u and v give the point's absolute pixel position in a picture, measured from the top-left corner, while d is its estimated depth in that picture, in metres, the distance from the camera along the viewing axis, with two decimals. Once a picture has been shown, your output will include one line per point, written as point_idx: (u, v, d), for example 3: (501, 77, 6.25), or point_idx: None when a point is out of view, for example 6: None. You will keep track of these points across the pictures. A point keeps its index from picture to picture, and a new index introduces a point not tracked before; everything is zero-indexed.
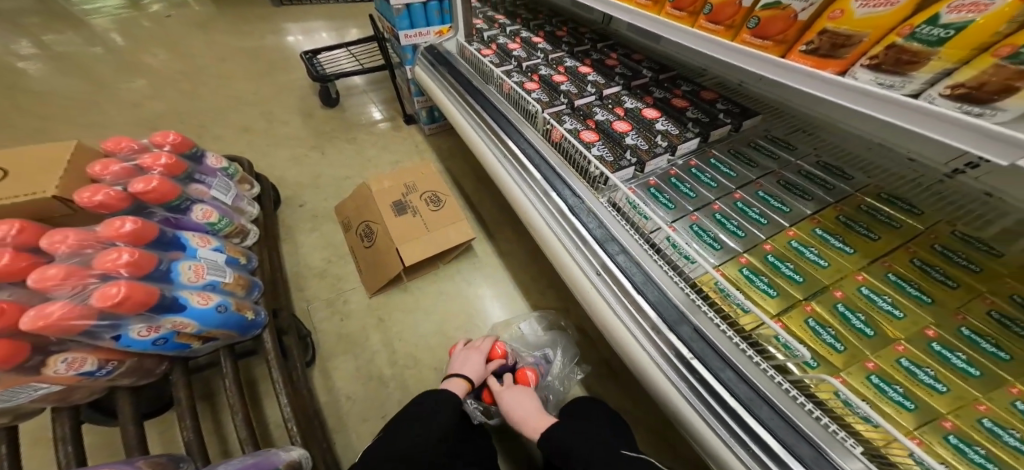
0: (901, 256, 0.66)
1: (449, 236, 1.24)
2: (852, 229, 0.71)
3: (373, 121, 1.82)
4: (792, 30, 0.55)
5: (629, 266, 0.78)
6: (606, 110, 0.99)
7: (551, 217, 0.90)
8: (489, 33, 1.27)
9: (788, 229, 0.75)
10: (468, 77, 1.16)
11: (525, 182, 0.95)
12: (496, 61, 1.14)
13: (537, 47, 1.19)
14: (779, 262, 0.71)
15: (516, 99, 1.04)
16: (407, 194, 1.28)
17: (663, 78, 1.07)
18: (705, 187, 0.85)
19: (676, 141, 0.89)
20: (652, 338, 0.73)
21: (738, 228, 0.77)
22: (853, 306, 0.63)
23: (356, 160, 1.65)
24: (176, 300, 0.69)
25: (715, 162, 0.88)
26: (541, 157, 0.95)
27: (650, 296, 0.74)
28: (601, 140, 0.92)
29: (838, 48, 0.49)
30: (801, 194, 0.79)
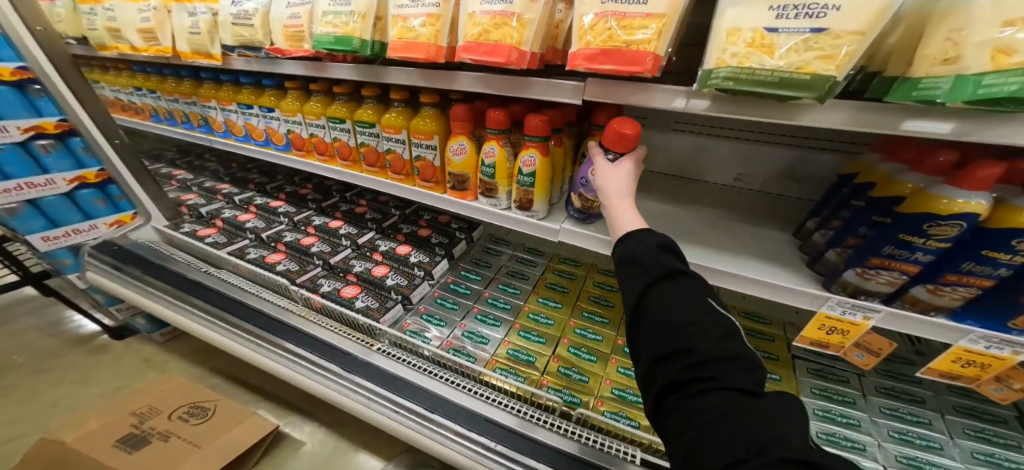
0: (586, 297, 0.99)
1: (232, 441, 1.03)
2: (555, 289, 1.01)
3: (73, 357, 1.36)
4: (467, 178, 0.80)
5: (416, 394, 0.83)
6: (363, 259, 1.05)
7: (332, 383, 0.87)
8: (209, 209, 1.24)
9: (524, 305, 0.98)
10: (184, 272, 1.05)
11: (299, 362, 0.90)
12: (222, 241, 1.10)
13: (278, 212, 1.20)
14: (527, 333, 0.91)
15: (260, 277, 1.03)
16: (140, 422, 1.04)
17: (409, 212, 1.23)
18: (462, 296, 1.00)
19: (430, 267, 1.03)
20: (463, 443, 0.76)
21: (495, 320, 0.94)
22: (578, 345, 0.88)
23: (49, 423, 1.15)
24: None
25: (465, 273, 1.06)
26: (311, 331, 0.93)
27: (444, 411, 0.80)
28: (363, 290, 0.97)
29: (491, 191, 0.78)
30: (520, 276, 1.06)
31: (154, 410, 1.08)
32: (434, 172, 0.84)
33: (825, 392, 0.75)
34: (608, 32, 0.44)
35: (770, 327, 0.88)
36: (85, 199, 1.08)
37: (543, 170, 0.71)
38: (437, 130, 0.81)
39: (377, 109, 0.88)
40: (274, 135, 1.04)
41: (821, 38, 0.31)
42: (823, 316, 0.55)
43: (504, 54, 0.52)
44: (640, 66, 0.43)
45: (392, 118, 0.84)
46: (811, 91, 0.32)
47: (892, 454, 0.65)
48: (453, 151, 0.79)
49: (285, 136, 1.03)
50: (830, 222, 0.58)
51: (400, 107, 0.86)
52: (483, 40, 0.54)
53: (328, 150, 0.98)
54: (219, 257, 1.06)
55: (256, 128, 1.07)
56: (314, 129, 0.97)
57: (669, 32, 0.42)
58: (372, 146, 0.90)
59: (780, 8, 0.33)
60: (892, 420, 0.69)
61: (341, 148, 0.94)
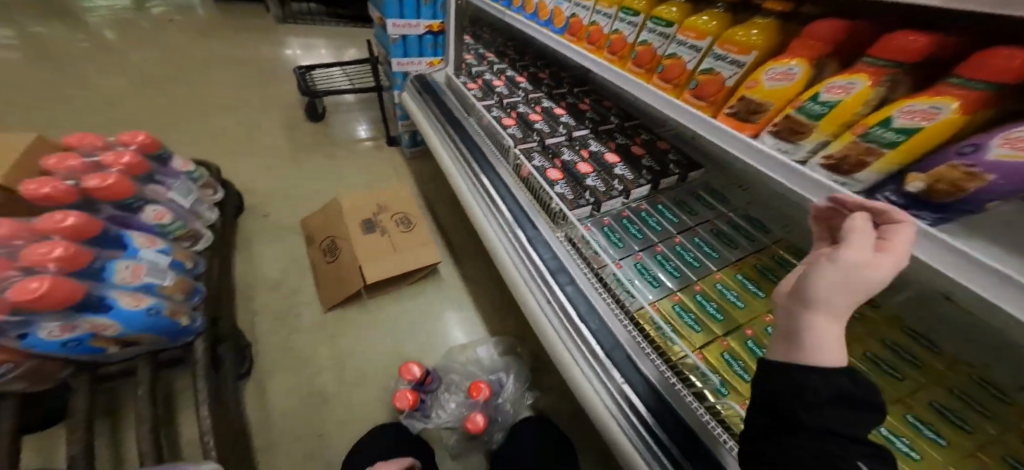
0: None
1: (414, 257, 1.28)
2: (766, 276, 0.80)
3: (354, 139, 1.82)
4: (719, 94, 0.61)
5: (576, 297, 0.82)
6: (574, 151, 1.08)
7: (513, 250, 0.94)
8: (477, 69, 1.44)
9: (716, 273, 0.83)
10: (451, 106, 1.34)
11: (494, 214, 1.02)
12: (479, 96, 1.31)
13: (521, 86, 1.36)
14: (704, 300, 0.80)
15: (492, 131, 1.19)
16: (377, 213, 1.34)
17: (628, 125, 1.18)
18: (651, 231, 0.92)
19: (630, 186, 0.96)
20: (592, 365, 0.77)
21: (674, 269, 0.84)
22: (759, 342, 0.73)
23: (331, 176, 1.61)
24: (103, 301, 0.70)
25: (662, 208, 0.95)
26: (511, 193, 1.03)
27: (593, 326, 0.78)
28: (564, 179, 0.99)
29: (753, 113, 0.55)
30: (728, 242, 0.87)
31: (386, 207, 1.36)
32: (678, 75, 0.70)
33: None
34: None
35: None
36: (426, 42, 1.44)
37: (855, 104, 0.43)
38: (715, 30, 0.63)
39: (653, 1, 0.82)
40: (557, 18, 1.07)
41: None
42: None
43: None
44: None
45: (666, 10, 0.75)
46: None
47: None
48: (723, 64, 0.60)
49: (566, 19, 1.04)
50: None
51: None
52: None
53: (598, 42, 0.95)
54: (473, 107, 1.27)
55: (546, 7, 1.10)
56: (598, 18, 0.93)
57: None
58: (625, 35, 0.85)
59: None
60: None
61: (615, 39, 0.88)
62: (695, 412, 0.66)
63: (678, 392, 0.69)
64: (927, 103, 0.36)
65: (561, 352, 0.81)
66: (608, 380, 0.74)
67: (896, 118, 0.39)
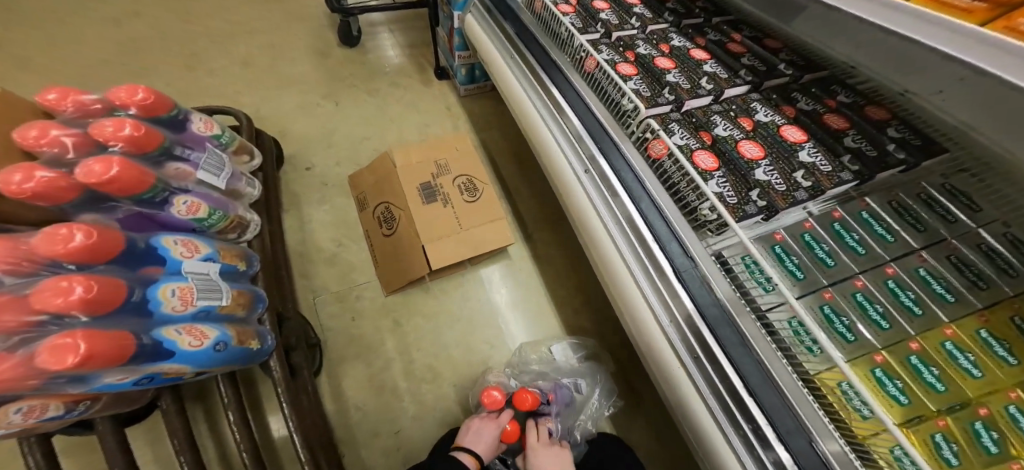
0: None
1: (484, 238, 1.06)
2: (1021, 329, 0.53)
3: (394, 68, 1.48)
4: None
5: (722, 330, 0.60)
6: (728, 120, 0.75)
7: (636, 261, 0.72)
8: None
9: (945, 325, 0.57)
10: (538, 34, 0.97)
11: (613, 201, 0.77)
12: (579, 26, 0.95)
13: (633, 12, 1.01)
14: (923, 364, 0.55)
15: (600, 83, 0.85)
16: (438, 174, 1.09)
17: (809, 81, 0.83)
18: (847, 253, 0.64)
19: (825, 183, 0.66)
20: (738, 426, 0.56)
21: (883, 317, 0.59)
22: (991, 425, 0.49)
23: (376, 118, 1.34)
24: (160, 346, 0.55)
25: (867, 217, 0.66)
26: (634, 170, 0.75)
27: (749, 378, 0.56)
28: (722, 169, 0.68)
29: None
30: (975, 279, 0.59)
31: (446, 167, 1.11)
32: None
33: None
34: None
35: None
36: None
37: None
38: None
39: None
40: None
41: None
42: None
43: None
44: None
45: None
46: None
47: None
48: None
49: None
50: None
51: None
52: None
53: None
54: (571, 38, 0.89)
55: None
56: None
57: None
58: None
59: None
60: None
61: None
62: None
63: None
64: None
65: (689, 395, 0.63)
66: (759, 454, 0.53)
67: None
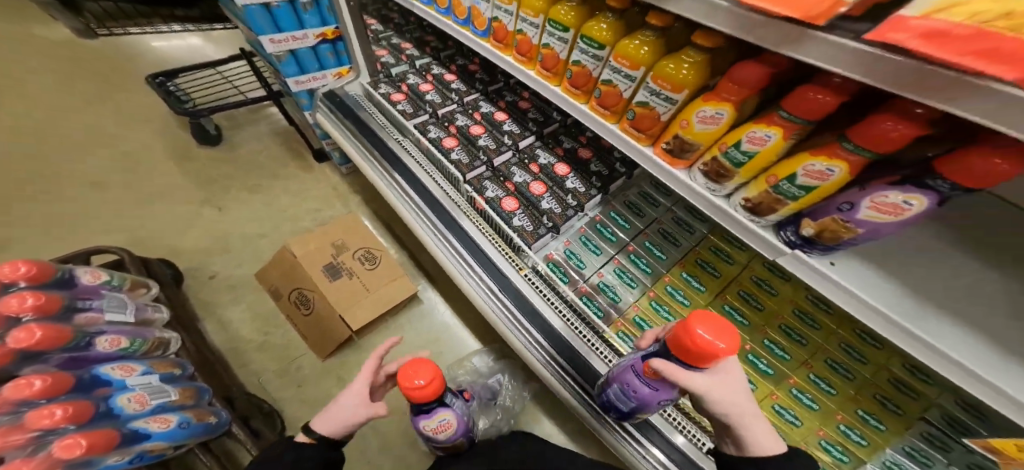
0: (735, 289, 0.94)
1: (391, 293, 1.31)
2: (704, 268, 0.97)
3: (271, 159, 1.61)
4: (657, 127, 0.62)
5: (538, 322, 0.97)
6: (523, 169, 1.08)
7: (478, 287, 1.04)
8: (397, 69, 1.28)
9: (665, 275, 0.99)
10: (374, 125, 1.19)
11: (469, 270, 1.05)
12: (410, 111, 1.18)
13: (452, 88, 1.25)
14: (659, 306, 0.96)
15: (431, 154, 1.13)
16: (337, 254, 1.30)
17: (571, 121, 1.17)
18: (606, 242, 1.04)
19: (584, 200, 1.04)
20: (564, 381, 0.93)
21: (632, 280, 1.00)
22: None
23: (265, 212, 1.49)
24: (138, 432, 0.76)
25: (614, 215, 1.07)
26: (473, 239, 1.06)
27: (556, 348, 0.94)
28: (520, 206, 1.04)
29: (721, 177, 0.55)
30: (672, 241, 1.02)
31: (343, 245, 1.32)
32: (584, 82, 0.71)
33: None
34: None
35: (928, 385, 0.74)
36: (323, 52, 1.24)
37: (826, 191, 0.44)
38: (609, 40, 0.65)
39: (579, 10, 0.71)
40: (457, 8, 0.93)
41: None
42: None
43: None
44: None
45: (596, 28, 0.65)
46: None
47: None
48: (657, 100, 0.59)
49: (489, 21, 0.89)
50: None
51: (613, 16, 0.65)
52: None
53: (530, 53, 0.82)
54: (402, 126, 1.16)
55: (481, 16, 0.89)
56: (523, 26, 0.79)
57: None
58: (555, 51, 0.75)
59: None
60: None
61: (547, 54, 0.77)
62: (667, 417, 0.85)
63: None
64: (824, 165, 0.43)
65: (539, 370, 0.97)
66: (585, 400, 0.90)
67: (830, 207, 0.45)
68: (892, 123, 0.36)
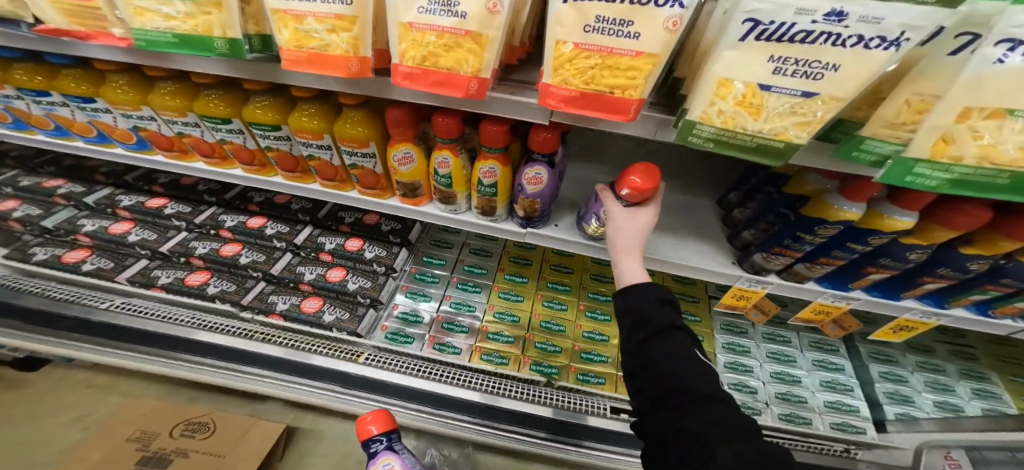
0: (548, 266, 1.11)
1: (256, 443, 1.02)
2: (518, 262, 1.11)
3: None
4: (380, 180, 0.77)
5: (425, 399, 0.95)
6: (311, 263, 1.02)
7: (341, 400, 0.97)
8: (96, 228, 1.05)
9: (494, 285, 1.07)
10: (108, 306, 1.00)
11: (320, 389, 0.97)
12: (110, 266, 1.03)
13: (166, 213, 1.07)
14: (502, 314, 1.01)
15: (198, 299, 0.99)
16: (148, 445, 0.98)
17: None
18: (429, 286, 1.04)
19: (390, 261, 1.03)
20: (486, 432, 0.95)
21: (470, 306, 1.02)
22: (548, 317, 1.02)
23: None
24: None
25: (428, 258, 1.09)
26: (298, 359, 0.96)
27: (458, 409, 0.95)
28: (326, 301, 0.98)
29: (449, 199, 0.75)
30: (483, 254, 1.12)
31: (151, 432, 1.01)
32: (296, 164, 0.79)
33: (729, 326, 1.03)
34: (591, 73, 0.39)
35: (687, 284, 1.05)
36: None
37: (504, 180, 0.68)
38: (276, 120, 0.71)
39: (229, 100, 0.73)
40: (115, 132, 0.84)
41: (809, 104, 0.34)
42: (738, 289, 0.71)
43: (460, 87, 0.43)
44: (623, 115, 0.41)
45: (257, 113, 0.71)
46: (779, 159, 0.39)
47: (820, 400, 0.93)
48: (360, 158, 0.73)
49: (130, 131, 0.84)
50: (749, 200, 0.71)
51: (265, 99, 0.71)
52: (297, 48, 0.45)
53: (215, 152, 0.82)
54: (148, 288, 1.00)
55: (119, 130, 0.83)
56: (180, 128, 0.78)
57: (656, 74, 0.38)
58: (285, 151, 0.76)
59: (783, 61, 0.32)
60: (769, 342, 1.01)
61: (238, 151, 0.80)
62: (547, 398, 0.95)
63: (521, 390, 0.96)
64: (488, 168, 0.66)
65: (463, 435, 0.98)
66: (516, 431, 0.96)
67: (525, 186, 0.67)
68: (546, 134, 0.60)
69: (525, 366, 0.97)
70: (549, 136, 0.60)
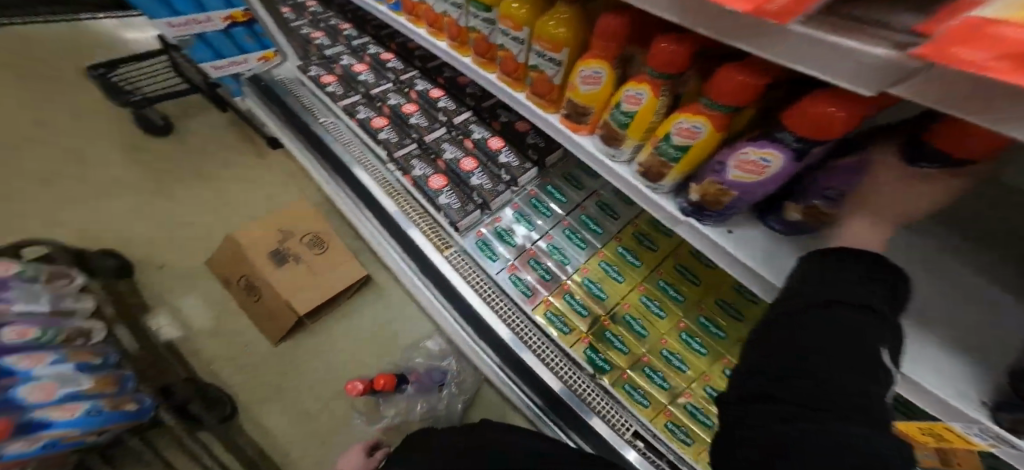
0: (673, 264, 0.94)
1: (338, 276, 1.32)
2: (641, 242, 0.97)
3: (223, 148, 1.60)
4: (554, 92, 0.69)
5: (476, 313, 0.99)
6: (455, 144, 1.08)
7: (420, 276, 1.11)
8: (332, 51, 1.30)
9: (601, 250, 0.98)
10: (312, 116, 1.23)
11: (404, 256, 1.10)
12: (340, 92, 1.21)
13: (387, 67, 1.25)
14: (590, 283, 0.94)
15: (369, 138, 1.14)
16: (284, 240, 1.32)
17: None
18: (540, 217, 1.01)
19: (516, 174, 1.02)
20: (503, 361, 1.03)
21: (563, 256, 0.97)
22: (636, 314, 0.91)
23: (214, 199, 1.49)
24: (37, 421, 0.72)
25: (551, 189, 1.04)
26: (406, 226, 1.09)
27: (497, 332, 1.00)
28: (450, 183, 1.03)
29: (613, 140, 0.62)
30: (609, 213, 1.01)
31: (286, 232, 1.33)
32: (485, 50, 0.77)
33: None
34: None
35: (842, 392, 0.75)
36: None
37: (702, 147, 0.52)
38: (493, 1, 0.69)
39: None
40: None
41: None
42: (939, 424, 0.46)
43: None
44: None
45: None
46: None
47: None
48: (545, 63, 0.65)
49: None
50: None
51: None
52: None
53: (437, 23, 0.85)
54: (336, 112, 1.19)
55: None
56: None
57: None
58: (484, 36, 0.75)
59: None
60: None
61: (450, 23, 0.81)
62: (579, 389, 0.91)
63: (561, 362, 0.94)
64: (690, 125, 0.50)
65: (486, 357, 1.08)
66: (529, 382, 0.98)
67: (725, 165, 0.50)
68: (836, 106, 0.36)
69: (580, 344, 0.91)
70: (837, 113, 0.36)
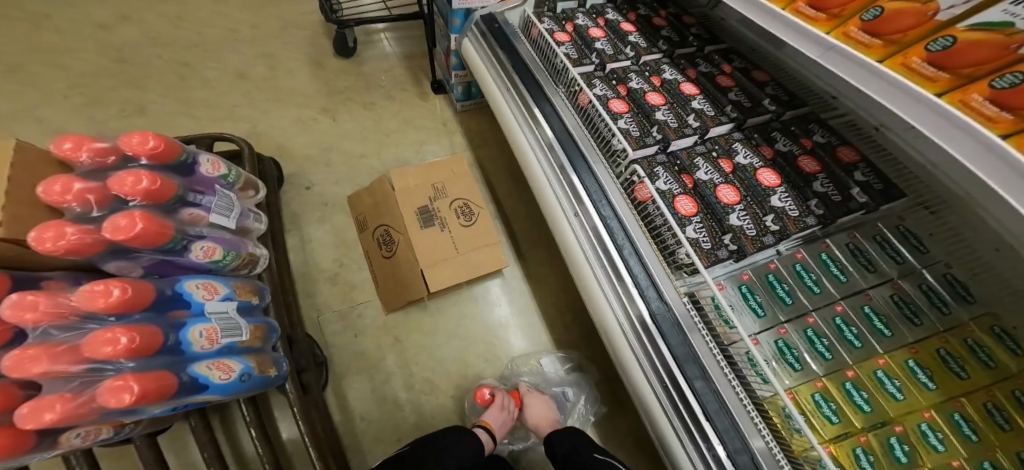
0: (975, 396, 0.61)
1: (480, 261, 1.11)
2: (942, 361, 0.65)
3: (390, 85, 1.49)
4: (992, 64, 0.35)
5: (676, 340, 0.69)
6: (710, 163, 0.81)
7: (596, 261, 0.80)
8: (564, 6, 1.07)
9: (879, 355, 0.67)
10: (531, 63, 0.99)
11: (589, 233, 0.81)
12: (574, 57, 0.95)
13: (628, 40, 1.00)
14: (853, 387, 0.65)
15: (597, 119, 0.88)
16: (435, 198, 1.15)
17: (791, 119, 0.87)
18: (804, 292, 0.74)
19: (792, 227, 0.73)
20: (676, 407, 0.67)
21: (827, 350, 0.69)
22: (905, 439, 0.60)
23: (373, 133, 1.39)
24: (196, 381, 0.62)
25: (826, 259, 0.76)
26: (618, 223, 0.78)
27: (690, 375, 0.66)
28: (699, 213, 0.76)
29: None
30: (911, 315, 0.69)
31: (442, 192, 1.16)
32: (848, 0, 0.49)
33: None
34: None
35: None
36: None
37: None
38: None
39: None
40: None
41: None
42: None
43: None
44: None
45: None
46: None
47: None
48: None
49: None
50: None
51: None
52: None
53: None
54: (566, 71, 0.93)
55: None
56: None
57: None
58: None
59: None
60: None
61: None
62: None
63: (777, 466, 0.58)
64: None
65: (651, 404, 0.71)
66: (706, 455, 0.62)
67: None
68: None
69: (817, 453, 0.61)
70: None
